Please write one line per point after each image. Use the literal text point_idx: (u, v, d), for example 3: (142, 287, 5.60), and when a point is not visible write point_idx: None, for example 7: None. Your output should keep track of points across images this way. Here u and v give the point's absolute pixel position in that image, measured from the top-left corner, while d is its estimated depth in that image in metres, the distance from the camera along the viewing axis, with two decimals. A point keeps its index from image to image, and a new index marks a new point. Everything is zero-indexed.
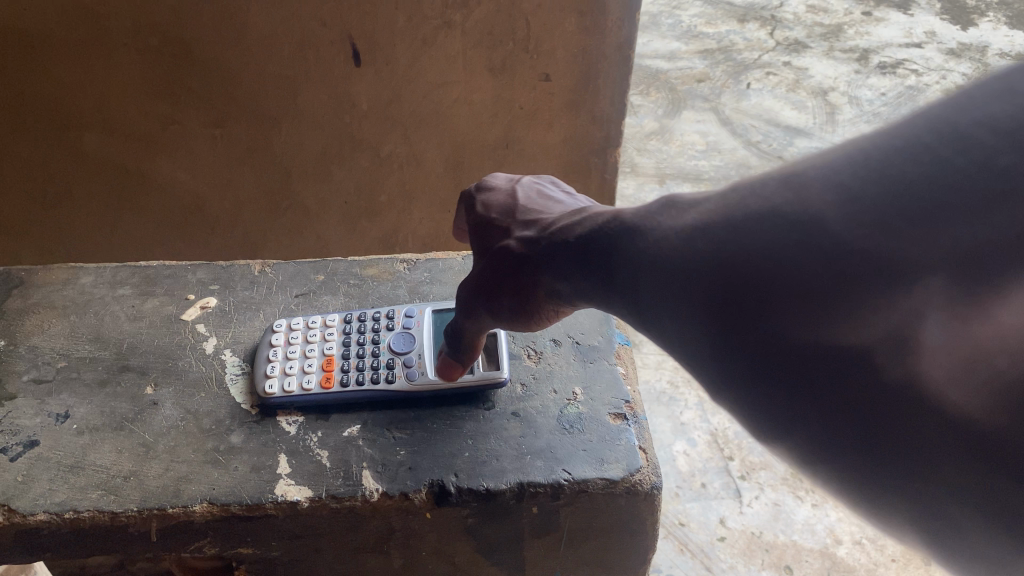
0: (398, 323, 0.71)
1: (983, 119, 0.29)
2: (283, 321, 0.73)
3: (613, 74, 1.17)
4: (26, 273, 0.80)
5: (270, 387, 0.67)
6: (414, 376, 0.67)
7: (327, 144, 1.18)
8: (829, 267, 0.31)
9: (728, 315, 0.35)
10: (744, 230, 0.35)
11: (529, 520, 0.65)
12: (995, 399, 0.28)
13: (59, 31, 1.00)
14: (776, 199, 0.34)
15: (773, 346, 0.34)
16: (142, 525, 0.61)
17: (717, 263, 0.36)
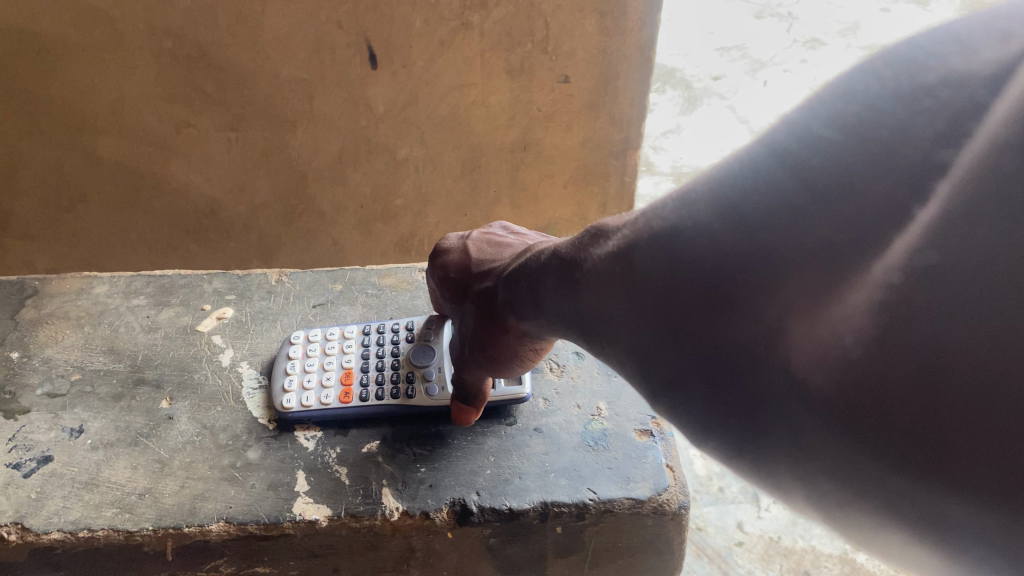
0: (418, 335, 0.69)
1: (829, 112, 0.26)
2: (301, 333, 0.71)
3: (633, 75, 1.14)
4: (39, 283, 0.79)
5: (289, 402, 0.65)
6: (433, 390, 0.65)
7: (343, 148, 1.16)
8: (713, 263, 0.29)
9: (641, 324, 0.35)
10: (645, 244, 0.35)
11: (552, 540, 0.63)
12: (843, 390, 0.24)
13: (73, 34, 0.99)
14: (675, 209, 0.33)
15: (672, 352, 0.32)
16: (158, 544, 0.59)
17: (632, 274, 0.35)
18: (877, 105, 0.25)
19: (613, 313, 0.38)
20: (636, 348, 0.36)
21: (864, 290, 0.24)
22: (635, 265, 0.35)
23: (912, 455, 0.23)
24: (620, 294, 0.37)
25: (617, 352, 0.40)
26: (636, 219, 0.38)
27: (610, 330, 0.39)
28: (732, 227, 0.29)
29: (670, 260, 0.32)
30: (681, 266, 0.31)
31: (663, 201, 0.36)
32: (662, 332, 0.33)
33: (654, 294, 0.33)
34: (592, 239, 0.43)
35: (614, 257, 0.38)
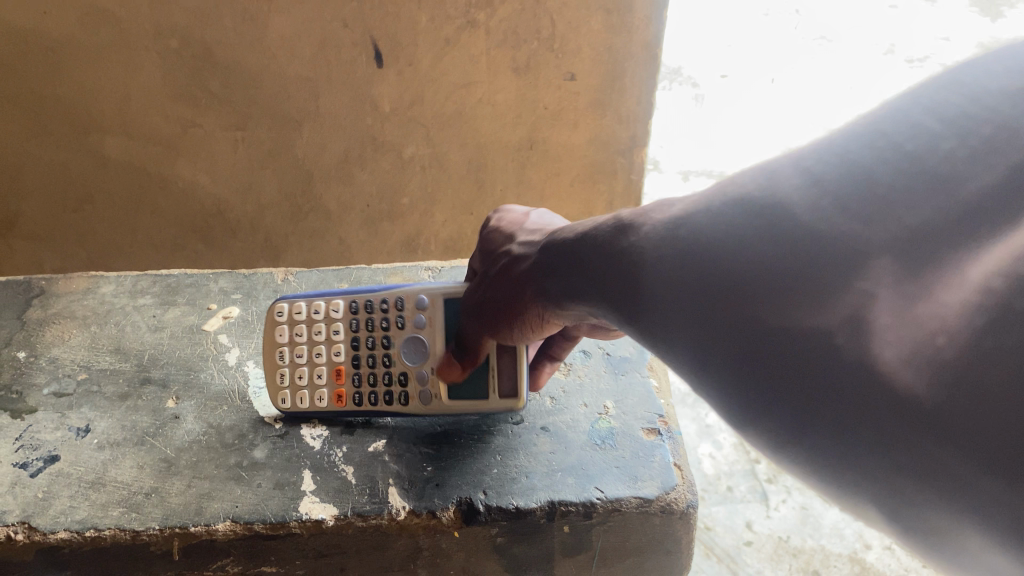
0: (408, 320, 0.64)
1: (948, 142, 0.29)
2: (283, 307, 0.67)
3: (639, 72, 1.13)
4: (46, 282, 0.80)
5: (285, 401, 0.65)
6: (425, 399, 0.63)
7: (349, 147, 1.16)
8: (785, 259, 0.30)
9: (691, 319, 0.34)
10: (693, 243, 0.35)
11: (560, 540, 0.62)
12: (942, 390, 0.23)
13: (80, 34, 1.00)
14: (729, 216, 0.35)
15: (726, 346, 0.32)
16: (164, 544, 0.59)
17: (678, 267, 0.36)
18: (992, 144, 0.28)
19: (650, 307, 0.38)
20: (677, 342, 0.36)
21: (962, 293, 0.24)
22: (681, 263, 0.35)
23: (971, 453, 0.22)
24: (662, 292, 0.37)
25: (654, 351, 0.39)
26: (675, 219, 0.39)
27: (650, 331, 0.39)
28: (807, 229, 0.30)
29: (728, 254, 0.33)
30: (745, 260, 0.32)
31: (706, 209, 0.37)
32: (716, 322, 0.33)
33: (710, 289, 0.33)
34: (616, 231, 0.43)
35: (648, 255, 0.38)
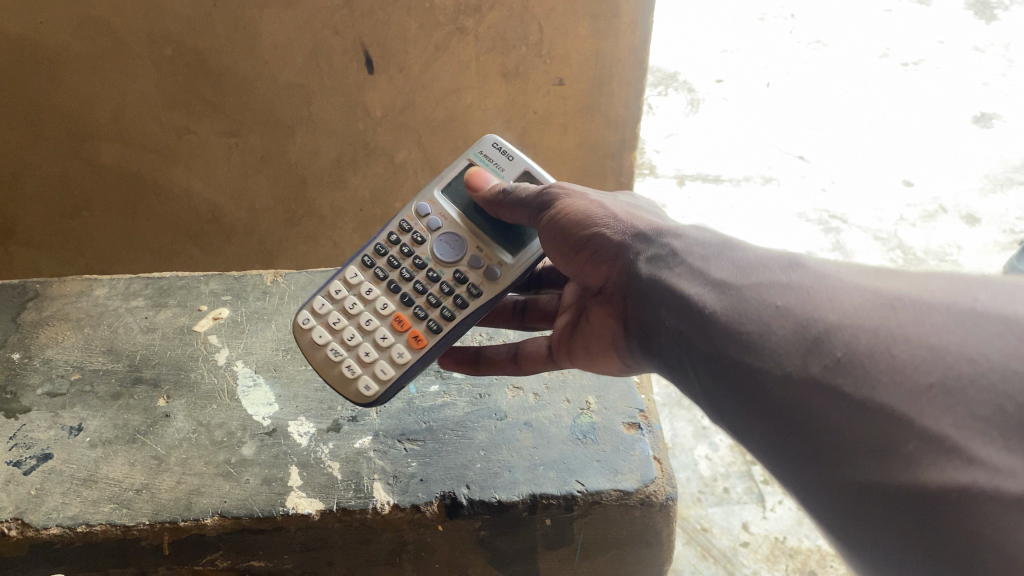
0: (425, 232, 0.68)
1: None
2: (303, 312, 0.66)
3: (627, 77, 1.13)
4: (40, 285, 0.81)
5: (365, 391, 0.62)
6: (499, 273, 0.65)
7: (341, 152, 1.17)
8: (928, 364, 0.37)
9: (778, 392, 0.42)
10: (816, 327, 0.42)
11: (541, 533, 0.64)
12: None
13: (75, 43, 1.02)
14: (863, 303, 0.42)
15: (816, 415, 0.40)
16: (155, 538, 0.60)
17: (784, 346, 0.43)
18: None
19: (727, 378, 0.45)
20: (752, 412, 0.44)
21: None
22: (790, 343, 0.42)
23: None
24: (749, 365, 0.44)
25: (727, 419, 0.46)
26: (791, 290, 0.45)
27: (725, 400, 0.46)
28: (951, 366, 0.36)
29: (869, 342, 0.39)
30: (886, 352, 0.38)
31: (830, 288, 0.44)
32: (809, 393, 0.40)
33: (818, 368, 0.40)
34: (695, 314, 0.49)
35: (746, 330, 0.45)
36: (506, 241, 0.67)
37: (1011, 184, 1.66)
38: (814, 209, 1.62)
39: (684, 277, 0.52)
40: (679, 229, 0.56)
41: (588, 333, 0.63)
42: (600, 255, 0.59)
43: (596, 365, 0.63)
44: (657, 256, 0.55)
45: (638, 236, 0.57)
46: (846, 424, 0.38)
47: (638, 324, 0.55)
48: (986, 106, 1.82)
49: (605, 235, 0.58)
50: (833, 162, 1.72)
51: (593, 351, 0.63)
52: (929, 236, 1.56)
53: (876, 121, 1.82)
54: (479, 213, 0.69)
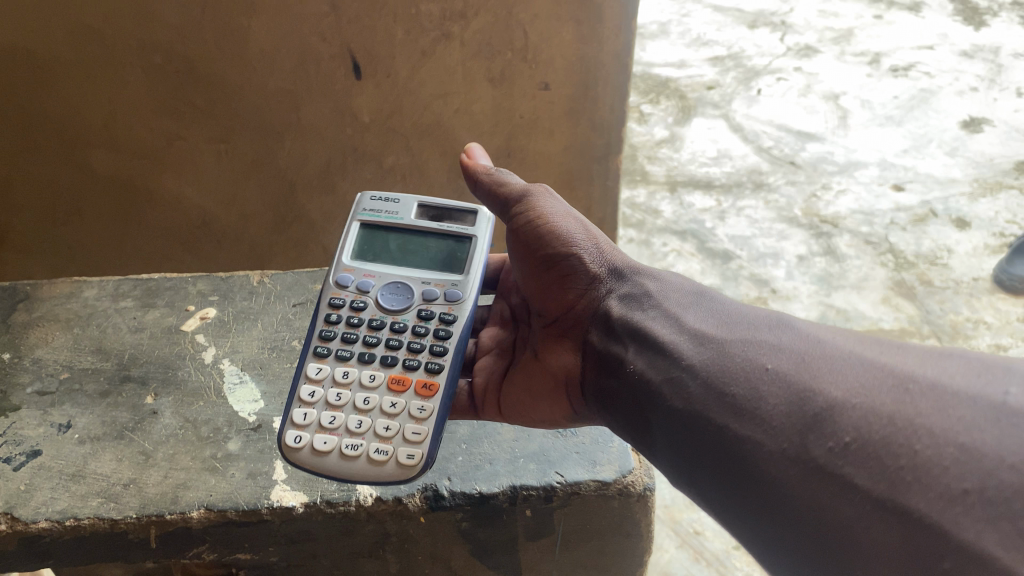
0: (361, 295, 0.64)
1: None
2: (290, 436, 0.57)
3: (612, 82, 1.13)
4: (31, 287, 0.83)
5: (411, 459, 0.56)
6: (461, 293, 0.64)
7: (330, 158, 1.17)
8: (959, 469, 0.36)
9: (770, 469, 0.42)
10: (815, 403, 0.42)
11: (522, 524, 0.65)
12: None
13: (65, 52, 1.03)
14: (865, 378, 0.42)
15: (820, 505, 0.39)
16: (141, 532, 0.61)
17: (778, 420, 0.43)
18: None
19: (711, 448, 0.45)
20: (738, 486, 0.43)
21: None
22: (784, 417, 0.43)
23: None
24: (736, 435, 0.44)
25: (700, 487, 0.46)
26: (785, 354, 0.46)
27: (705, 470, 0.46)
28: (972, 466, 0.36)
29: (884, 432, 0.39)
30: (906, 445, 0.38)
31: (827, 356, 0.44)
32: (812, 480, 0.40)
33: (822, 451, 0.40)
34: (669, 380, 0.50)
35: (732, 394, 0.46)
36: (445, 262, 0.67)
37: (1000, 187, 1.63)
38: (804, 213, 1.63)
39: (655, 320, 0.55)
40: (653, 270, 0.61)
41: (534, 368, 0.65)
42: (572, 280, 0.63)
43: (534, 409, 0.64)
44: (629, 294, 0.60)
45: (611, 272, 0.62)
46: (861, 524, 0.38)
47: (599, 356, 0.58)
48: (975, 109, 1.82)
49: (581, 259, 0.63)
50: (823, 167, 1.73)
51: (535, 390, 0.64)
52: (919, 238, 1.55)
53: (864, 126, 1.83)
54: (406, 258, 0.67)
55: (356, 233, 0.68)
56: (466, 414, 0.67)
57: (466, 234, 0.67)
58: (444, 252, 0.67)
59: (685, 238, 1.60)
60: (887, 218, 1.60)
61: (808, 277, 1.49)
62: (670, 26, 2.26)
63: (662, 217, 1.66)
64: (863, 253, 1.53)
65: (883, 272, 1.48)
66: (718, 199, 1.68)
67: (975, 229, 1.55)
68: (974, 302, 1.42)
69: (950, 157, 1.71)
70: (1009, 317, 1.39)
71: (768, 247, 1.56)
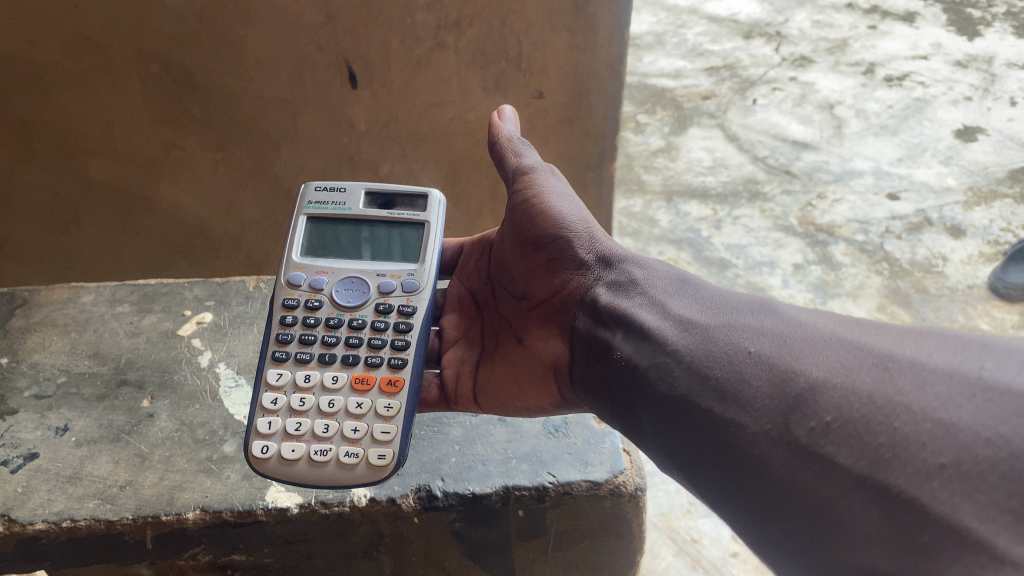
0: (315, 294, 0.64)
1: None
2: (256, 446, 0.57)
3: (605, 90, 1.14)
4: (29, 293, 0.84)
5: (382, 459, 0.56)
6: (418, 281, 0.64)
7: (326, 166, 1.17)
8: (936, 443, 0.35)
9: (754, 451, 0.41)
10: (796, 383, 0.41)
11: (514, 524, 0.66)
12: None
13: (64, 61, 1.05)
14: (845, 358, 0.41)
15: (805, 485, 0.39)
16: (138, 533, 0.62)
17: (760, 402, 0.42)
18: None
19: (695, 431, 0.45)
20: (721, 470, 0.43)
21: None
22: (766, 399, 0.42)
23: None
24: (720, 418, 0.44)
25: (686, 470, 0.46)
26: (767, 337, 0.45)
27: (691, 454, 0.45)
28: (949, 440, 0.35)
29: (863, 410, 0.38)
30: (885, 423, 0.37)
31: (809, 338, 0.44)
32: (794, 460, 0.39)
33: (803, 431, 0.40)
34: (655, 364, 0.49)
35: (715, 378, 0.45)
36: (399, 250, 0.67)
37: (995, 196, 1.64)
38: (799, 221, 1.64)
39: (643, 306, 0.55)
40: (642, 258, 0.60)
41: (521, 355, 0.65)
42: (562, 266, 0.63)
43: (520, 396, 0.65)
44: (618, 280, 0.59)
45: (601, 259, 0.61)
46: (842, 502, 0.37)
47: (587, 342, 0.58)
48: (970, 118, 1.83)
49: (572, 246, 0.62)
50: (818, 176, 1.75)
51: (522, 377, 0.64)
52: (914, 247, 1.56)
53: (859, 136, 1.84)
54: (360, 250, 0.67)
55: (303, 227, 0.67)
56: (438, 405, 0.68)
57: (418, 220, 0.68)
58: (396, 239, 0.67)
59: (681, 246, 1.61)
60: (882, 226, 1.61)
61: (805, 285, 1.50)
62: (666, 37, 2.28)
63: (658, 225, 1.66)
64: (858, 261, 1.54)
65: (879, 280, 1.49)
66: (714, 208, 1.69)
67: (970, 238, 1.56)
68: (970, 310, 1.42)
69: (945, 166, 1.72)
70: (1004, 326, 1.37)
71: (764, 255, 1.57)
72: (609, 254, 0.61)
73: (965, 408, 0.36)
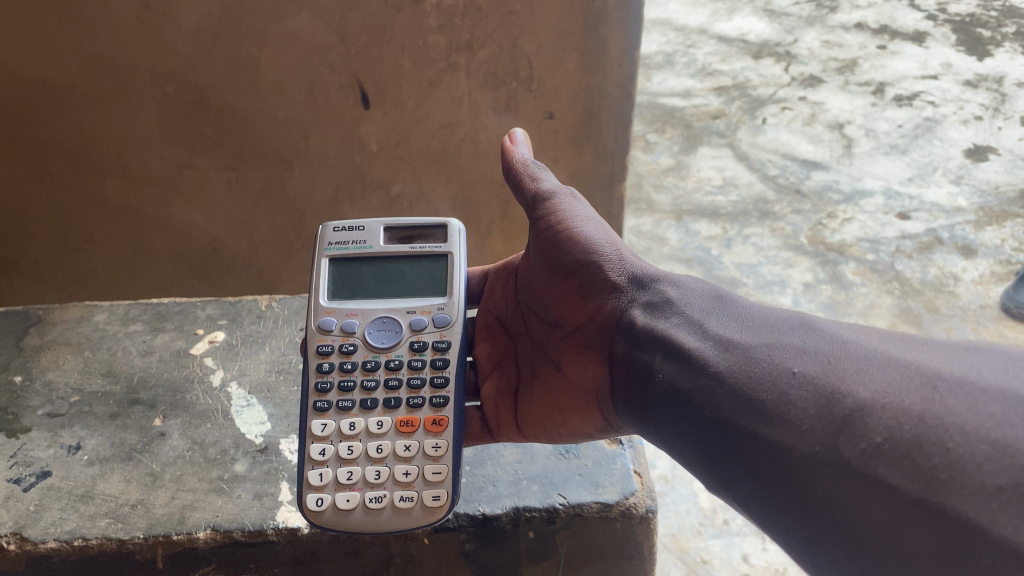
0: (349, 338, 0.63)
1: None
2: (312, 500, 0.57)
3: (616, 110, 1.14)
4: (43, 312, 0.85)
5: (437, 500, 0.57)
6: (448, 315, 0.64)
7: (339, 185, 1.18)
8: (993, 465, 0.35)
9: (804, 474, 0.41)
10: (844, 404, 0.41)
11: (525, 548, 0.65)
12: None
13: (78, 83, 1.06)
14: (894, 377, 0.40)
15: (855, 505, 0.38)
16: (148, 552, 0.62)
17: (807, 423, 0.42)
18: None
19: (743, 457, 0.45)
20: (772, 495, 0.43)
21: None
22: (814, 420, 0.42)
23: None
24: (767, 441, 0.43)
25: (735, 493, 0.46)
26: (810, 356, 0.45)
27: (741, 476, 0.45)
28: (1009, 464, 0.35)
29: (915, 431, 0.38)
30: (938, 443, 0.37)
31: (853, 357, 0.43)
32: (845, 481, 0.39)
33: (854, 452, 0.39)
34: (698, 389, 0.49)
35: (761, 401, 0.45)
36: (425, 283, 0.67)
37: (1006, 216, 1.64)
38: (810, 240, 1.64)
39: (679, 327, 0.54)
40: (674, 277, 0.59)
41: (561, 383, 0.65)
42: (594, 290, 0.62)
43: (565, 423, 0.65)
44: (651, 301, 0.59)
45: (633, 280, 0.61)
46: (895, 525, 0.37)
47: (625, 365, 0.58)
48: (980, 138, 1.83)
49: (603, 269, 0.62)
50: (828, 196, 1.75)
51: (567, 405, 0.64)
52: (925, 266, 1.55)
53: (869, 156, 1.85)
54: (386, 288, 0.67)
55: (327, 270, 0.67)
56: (483, 438, 0.68)
57: (440, 252, 0.68)
58: (421, 274, 0.67)
59: (690, 265, 1.61)
60: (892, 246, 1.61)
61: (815, 304, 1.49)
62: (676, 57, 2.30)
63: (668, 244, 1.67)
64: (869, 281, 1.53)
65: (890, 300, 1.48)
66: (724, 227, 1.69)
67: (981, 258, 1.56)
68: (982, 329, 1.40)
69: (955, 185, 1.72)
70: None
71: (775, 275, 1.57)
72: (642, 275, 0.61)
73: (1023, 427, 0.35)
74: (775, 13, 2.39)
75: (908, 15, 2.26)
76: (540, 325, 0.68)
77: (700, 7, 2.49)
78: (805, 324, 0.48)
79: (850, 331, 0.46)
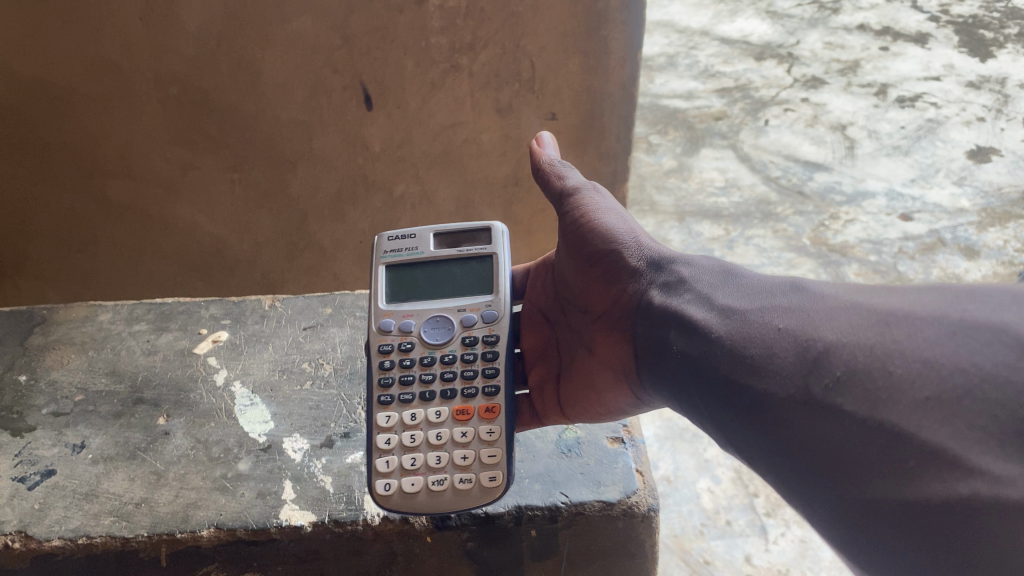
0: (407, 336, 0.64)
1: None
2: (381, 484, 0.58)
3: (617, 111, 1.15)
4: (47, 312, 0.85)
5: (494, 481, 0.58)
6: (496, 311, 0.64)
7: (341, 186, 1.18)
8: (921, 379, 0.36)
9: (784, 416, 0.41)
10: (815, 347, 0.41)
11: (529, 546, 0.65)
12: None
13: (82, 85, 1.07)
14: (855, 320, 0.41)
15: (819, 434, 0.39)
16: (152, 551, 0.62)
17: (787, 369, 0.42)
18: None
19: (736, 410, 0.45)
20: (760, 444, 0.43)
21: None
22: (793, 365, 0.42)
23: None
24: (756, 394, 0.43)
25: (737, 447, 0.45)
26: (793, 312, 0.45)
27: (739, 434, 0.44)
28: (935, 377, 0.35)
29: (865, 360, 0.38)
30: (882, 367, 0.37)
31: (827, 308, 0.43)
32: (810, 415, 0.40)
33: (820, 387, 0.40)
34: (705, 356, 0.49)
35: (750, 357, 0.45)
36: (474, 282, 0.67)
37: (1010, 216, 1.64)
38: (812, 241, 1.64)
39: (692, 301, 0.54)
40: (689, 256, 0.59)
41: (595, 364, 0.65)
42: (615, 275, 0.62)
43: (600, 401, 0.66)
44: (667, 280, 0.58)
45: (651, 262, 0.61)
46: (849, 444, 0.37)
47: (642, 342, 0.57)
48: (982, 138, 1.83)
49: (623, 254, 0.62)
50: (830, 198, 1.75)
51: (600, 384, 0.65)
52: (927, 267, 1.55)
53: (871, 156, 1.85)
54: (439, 288, 0.67)
55: (383, 276, 0.67)
56: (530, 422, 0.70)
57: (486, 252, 0.68)
58: (469, 273, 0.67)
59: None
60: (895, 247, 1.61)
61: None
62: (678, 58, 2.30)
63: (671, 245, 1.67)
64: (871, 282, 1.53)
65: None
66: (726, 228, 1.70)
67: (983, 258, 1.56)
68: None
69: (958, 186, 1.72)
70: None
71: None
72: (658, 256, 0.61)
73: (948, 345, 0.36)
74: (777, 15, 2.39)
75: (911, 17, 2.26)
76: (569, 309, 0.68)
77: (703, 10, 2.50)
78: (798, 284, 0.48)
79: (832, 286, 0.46)
